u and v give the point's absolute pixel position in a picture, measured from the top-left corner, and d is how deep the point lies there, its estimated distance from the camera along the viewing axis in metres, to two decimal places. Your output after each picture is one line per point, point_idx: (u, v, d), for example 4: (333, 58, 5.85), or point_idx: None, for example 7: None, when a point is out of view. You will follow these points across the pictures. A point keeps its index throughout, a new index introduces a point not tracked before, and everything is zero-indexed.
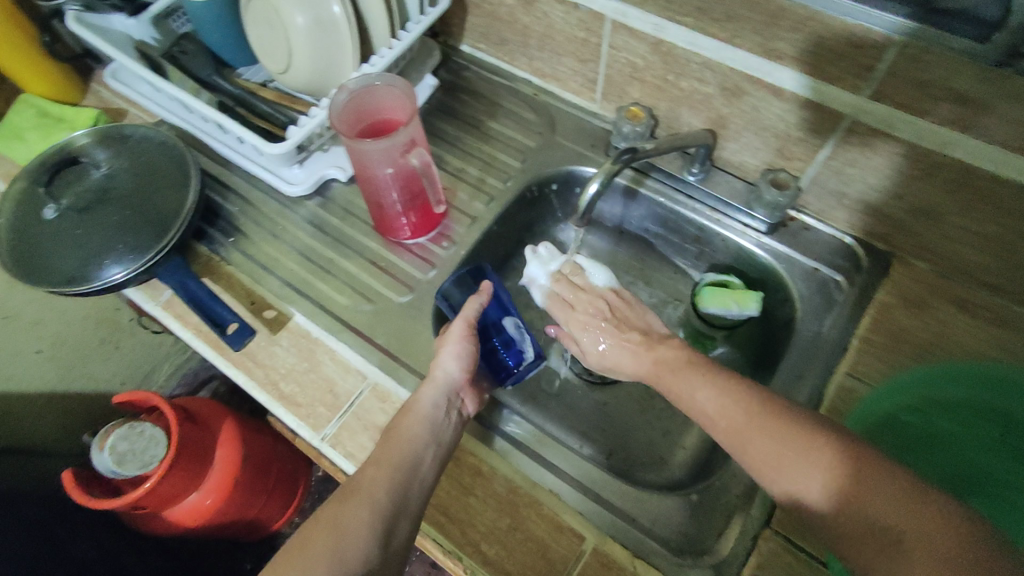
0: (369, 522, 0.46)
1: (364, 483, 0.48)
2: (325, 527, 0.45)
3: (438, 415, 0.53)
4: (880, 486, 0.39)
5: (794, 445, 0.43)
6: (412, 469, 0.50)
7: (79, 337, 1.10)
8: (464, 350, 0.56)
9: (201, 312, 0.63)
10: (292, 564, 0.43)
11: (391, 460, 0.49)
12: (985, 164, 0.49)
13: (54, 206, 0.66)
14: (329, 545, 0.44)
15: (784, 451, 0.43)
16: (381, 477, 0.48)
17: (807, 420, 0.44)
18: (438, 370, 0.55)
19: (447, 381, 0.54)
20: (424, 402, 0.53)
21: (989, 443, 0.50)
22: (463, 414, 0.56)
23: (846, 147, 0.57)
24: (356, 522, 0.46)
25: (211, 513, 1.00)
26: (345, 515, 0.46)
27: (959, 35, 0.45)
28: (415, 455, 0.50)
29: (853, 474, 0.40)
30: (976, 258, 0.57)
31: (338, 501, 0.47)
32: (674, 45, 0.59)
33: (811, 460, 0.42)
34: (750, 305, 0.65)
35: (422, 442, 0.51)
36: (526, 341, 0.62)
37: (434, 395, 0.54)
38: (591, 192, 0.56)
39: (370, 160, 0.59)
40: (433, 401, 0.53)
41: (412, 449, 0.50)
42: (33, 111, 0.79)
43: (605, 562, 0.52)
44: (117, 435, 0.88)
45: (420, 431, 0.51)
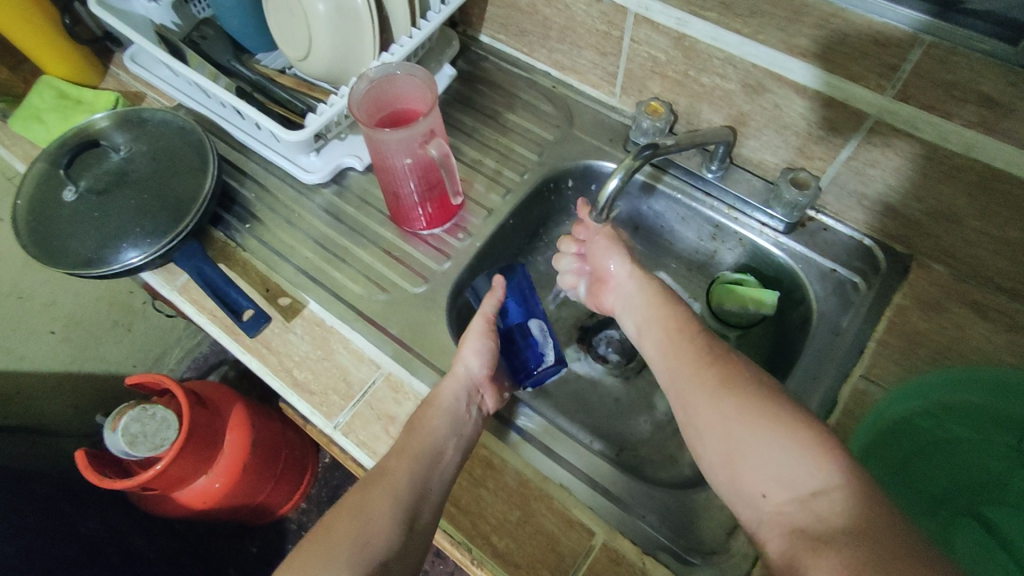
0: (390, 509, 0.46)
1: (386, 472, 0.49)
2: (349, 514, 0.46)
3: (460, 409, 0.54)
4: (779, 439, 0.40)
5: (710, 393, 0.45)
6: (433, 461, 0.50)
7: (93, 319, 1.11)
8: (483, 347, 0.57)
9: (217, 297, 0.63)
10: (319, 548, 0.43)
11: (413, 450, 0.51)
12: (1011, 168, 0.49)
13: (73, 188, 0.66)
14: (352, 530, 0.44)
15: (701, 397, 0.45)
16: (403, 466, 0.49)
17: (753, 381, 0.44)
18: (459, 365, 0.56)
19: (468, 377, 0.55)
20: (446, 397, 0.54)
21: (1002, 448, 0.52)
22: (483, 410, 0.56)
23: (868, 147, 0.56)
24: (378, 509, 0.46)
25: (219, 497, 1.00)
26: (368, 504, 0.46)
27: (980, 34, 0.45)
28: (436, 446, 0.51)
29: (767, 431, 0.41)
30: (998, 263, 0.56)
31: (360, 490, 0.48)
32: (696, 40, 0.59)
33: (721, 403, 0.44)
34: (769, 302, 0.66)
35: (442, 435, 0.52)
36: (547, 344, 0.62)
37: (456, 388, 0.54)
38: (611, 188, 0.56)
39: (389, 150, 0.59)
40: (455, 394, 0.54)
41: (433, 440, 0.51)
42: (53, 93, 0.79)
43: (615, 558, 0.52)
44: (129, 417, 0.89)
45: (440, 424, 0.52)
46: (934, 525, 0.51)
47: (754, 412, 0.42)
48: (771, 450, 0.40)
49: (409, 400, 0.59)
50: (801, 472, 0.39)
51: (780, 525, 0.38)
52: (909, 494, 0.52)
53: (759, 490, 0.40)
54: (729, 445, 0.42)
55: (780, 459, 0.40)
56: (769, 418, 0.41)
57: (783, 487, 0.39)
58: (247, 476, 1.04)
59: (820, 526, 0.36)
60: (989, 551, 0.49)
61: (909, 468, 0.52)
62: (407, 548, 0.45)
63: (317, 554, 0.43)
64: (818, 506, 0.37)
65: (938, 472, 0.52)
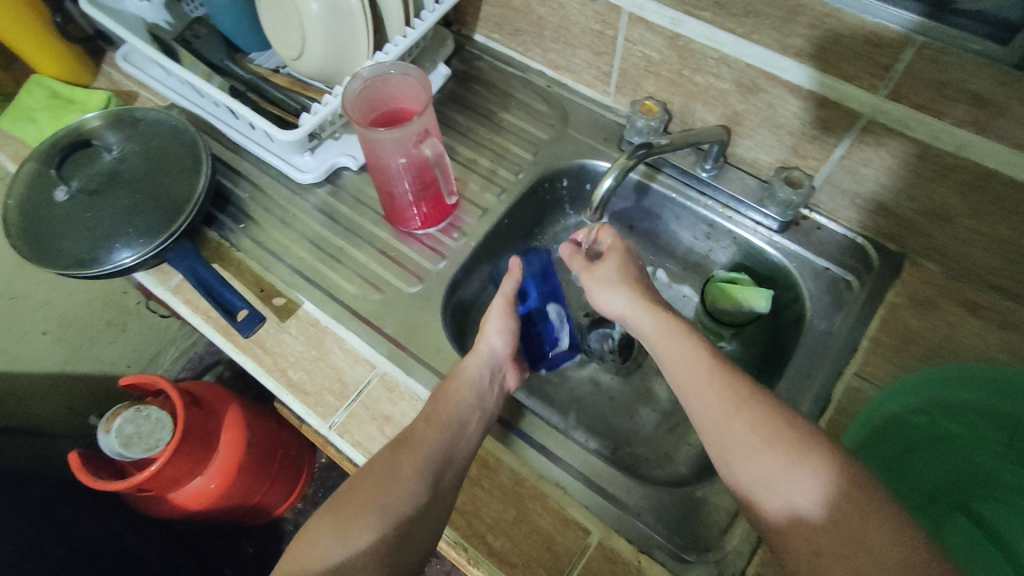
0: (417, 475, 0.49)
1: (414, 439, 0.51)
2: (378, 476, 0.49)
3: (484, 385, 0.56)
4: (808, 475, 0.41)
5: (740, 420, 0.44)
6: (458, 431, 0.52)
7: (87, 320, 1.11)
8: (506, 327, 0.59)
9: (211, 298, 0.63)
10: (350, 504, 0.47)
11: (440, 419, 0.52)
12: (1002, 167, 0.49)
13: (65, 188, 0.65)
14: (380, 492, 0.48)
15: (730, 428, 0.44)
16: (431, 433, 0.51)
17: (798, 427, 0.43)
18: (482, 344, 0.57)
19: (490, 355, 0.57)
20: (471, 371, 0.55)
21: (996, 447, 0.52)
22: (504, 388, 0.59)
23: (861, 146, 0.56)
24: (405, 474, 0.49)
25: (213, 497, 1.00)
26: (397, 467, 0.49)
27: (970, 33, 0.45)
28: (462, 418, 0.52)
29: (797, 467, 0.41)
30: (989, 261, 0.57)
31: (393, 451, 0.51)
32: (690, 40, 0.59)
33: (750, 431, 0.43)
34: (760, 302, 0.64)
35: (467, 407, 0.53)
36: (562, 330, 0.67)
37: (480, 365, 0.56)
38: (605, 187, 0.56)
39: (383, 150, 0.59)
40: (479, 370, 0.55)
41: (460, 412, 0.52)
42: (44, 92, 0.78)
43: (610, 556, 0.52)
44: (124, 417, 0.89)
45: (466, 397, 0.53)
46: (926, 518, 0.52)
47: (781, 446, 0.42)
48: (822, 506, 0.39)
49: (404, 400, 0.59)
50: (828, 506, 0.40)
51: None
52: (901, 491, 0.52)
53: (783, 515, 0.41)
54: (775, 493, 0.41)
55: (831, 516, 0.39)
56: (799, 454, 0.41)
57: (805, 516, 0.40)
58: (242, 477, 1.03)
59: None
60: (977, 544, 0.50)
61: (901, 463, 0.53)
62: (430, 509, 0.48)
63: (349, 509, 0.47)
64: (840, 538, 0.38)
65: (929, 468, 0.53)
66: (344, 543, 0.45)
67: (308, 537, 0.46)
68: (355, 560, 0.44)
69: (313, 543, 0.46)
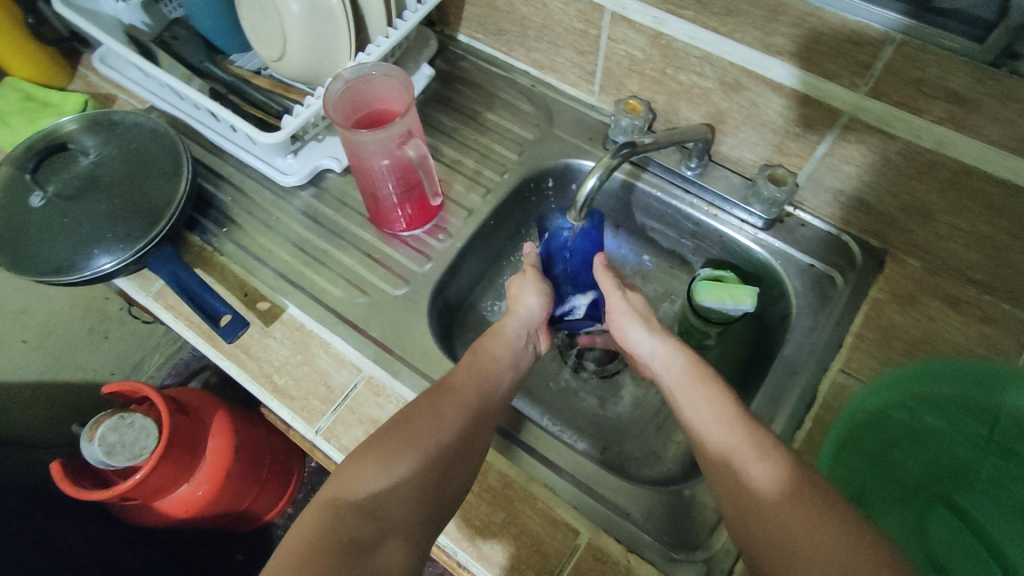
0: (459, 418, 0.49)
1: (456, 384, 0.51)
2: (421, 416, 0.48)
3: (519, 343, 0.58)
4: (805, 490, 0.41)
5: (730, 433, 0.45)
6: (495, 386, 0.53)
7: (68, 326, 1.09)
8: (542, 288, 0.62)
9: (194, 304, 0.62)
10: (393, 438, 0.46)
11: (481, 370, 0.53)
12: (981, 164, 0.50)
13: (41, 193, 0.64)
14: (424, 430, 0.47)
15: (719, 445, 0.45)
16: (471, 382, 0.52)
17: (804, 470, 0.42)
18: (520, 305, 0.61)
19: (528, 315, 0.60)
20: (509, 330, 0.58)
21: (975, 439, 0.53)
22: (535, 351, 0.62)
23: (843, 143, 0.57)
24: (448, 415, 0.49)
25: (201, 504, 0.99)
26: (440, 409, 0.49)
27: (954, 33, 0.45)
28: (499, 371, 0.54)
29: (771, 473, 0.42)
30: (970, 256, 0.57)
31: (434, 394, 0.50)
32: (673, 39, 0.59)
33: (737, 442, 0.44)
34: (746, 300, 0.62)
35: (502, 365, 0.55)
36: (580, 304, 0.66)
37: (517, 325, 0.59)
38: (589, 187, 0.56)
39: (366, 151, 0.58)
40: (517, 330, 0.59)
41: (497, 365, 0.55)
42: (18, 95, 0.77)
43: (600, 557, 0.52)
44: (106, 426, 0.88)
45: (503, 354, 0.56)
46: (909, 514, 0.53)
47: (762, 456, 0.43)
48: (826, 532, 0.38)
49: (390, 403, 0.58)
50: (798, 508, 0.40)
51: None
52: (883, 482, 0.53)
53: (753, 519, 0.41)
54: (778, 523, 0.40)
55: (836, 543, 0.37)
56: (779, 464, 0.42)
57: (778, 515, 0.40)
58: (228, 484, 1.02)
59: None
60: (962, 537, 0.51)
61: (883, 457, 0.53)
62: (469, 452, 0.48)
63: (392, 443, 0.45)
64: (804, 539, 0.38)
65: (910, 462, 0.54)
66: (387, 473, 0.43)
67: (346, 469, 0.44)
68: (400, 490, 0.43)
69: (352, 473, 0.44)
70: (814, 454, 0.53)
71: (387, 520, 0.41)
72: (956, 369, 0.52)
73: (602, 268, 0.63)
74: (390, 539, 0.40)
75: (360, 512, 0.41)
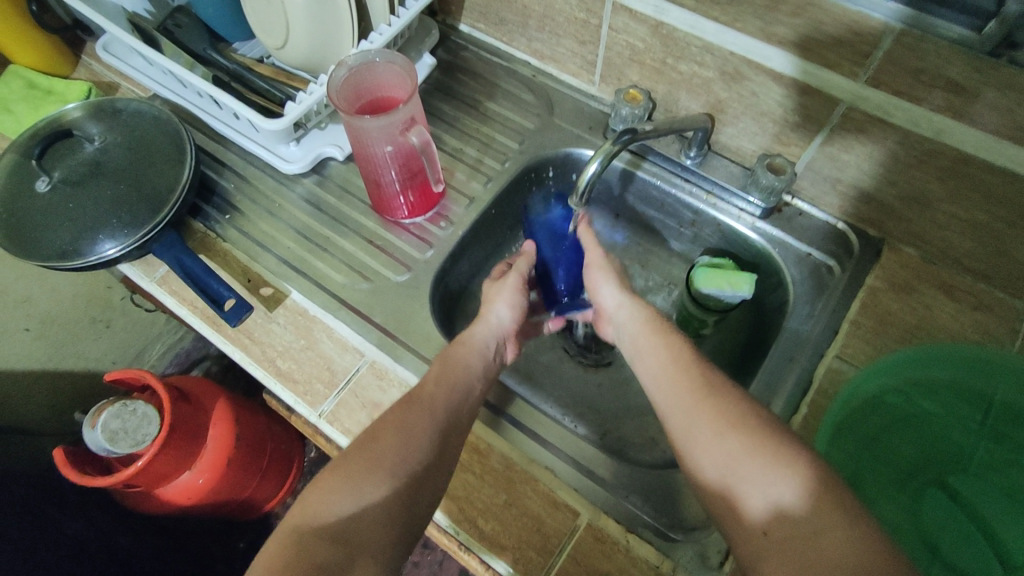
0: (430, 431, 0.48)
1: (425, 396, 0.51)
2: (389, 431, 0.48)
3: (489, 353, 0.57)
4: (783, 472, 0.40)
5: (692, 401, 0.46)
6: (465, 394, 0.53)
7: (70, 315, 1.09)
8: (516, 301, 0.61)
9: (198, 288, 0.63)
10: (359, 457, 0.46)
11: (452, 379, 0.53)
12: (979, 152, 0.50)
13: (46, 178, 0.65)
14: (391, 446, 0.46)
15: (703, 431, 0.44)
16: (440, 394, 0.51)
17: (776, 434, 0.43)
18: (493, 315, 0.59)
19: (498, 326, 0.59)
20: (478, 339, 0.57)
21: (968, 421, 0.54)
22: (502, 361, 0.60)
23: (841, 132, 0.57)
24: (416, 426, 0.48)
25: (204, 492, 1.00)
26: (408, 422, 0.49)
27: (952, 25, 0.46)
28: (469, 380, 0.53)
29: (749, 463, 0.42)
30: (965, 245, 0.58)
31: (401, 408, 0.49)
32: (674, 28, 0.60)
33: (725, 433, 0.44)
34: (744, 287, 0.63)
35: (475, 373, 0.54)
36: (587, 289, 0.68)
37: (487, 334, 0.58)
38: (590, 173, 0.54)
39: (369, 137, 0.59)
40: (487, 340, 0.57)
41: (468, 373, 0.54)
42: (22, 83, 0.77)
43: (600, 537, 0.53)
44: (109, 413, 0.90)
45: (473, 362, 0.55)
46: (904, 497, 0.54)
47: (758, 443, 0.42)
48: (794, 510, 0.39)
49: (393, 387, 0.59)
50: (794, 502, 0.39)
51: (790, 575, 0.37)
52: (878, 467, 0.54)
53: (746, 510, 0.41)
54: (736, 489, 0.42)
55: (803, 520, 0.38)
56: (770, 453, 0.41)
57: (774, 514, 0.40)
58: (230, 471, 1.03)
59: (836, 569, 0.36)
60: (956, 518, 0.52)
61: (878, 441, 0.54)
62: (438, 468, 0.48)
63: (359, 463, 0.45)
64: (795, 540, 0.38)
65: (906, 445, 0.54)
66: (354, 497, 0.43)
67: (313, 492, 0.44)
68: (366, 513, 0.43)
69: (318, 498, 0.43)
70: (809, 437, 0.54)
71: (354, 543, 0.41)
72: (950, 354, 0.52)
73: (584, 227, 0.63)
74: (358, 563, 0.40)
75: (327, 538, 0.41)
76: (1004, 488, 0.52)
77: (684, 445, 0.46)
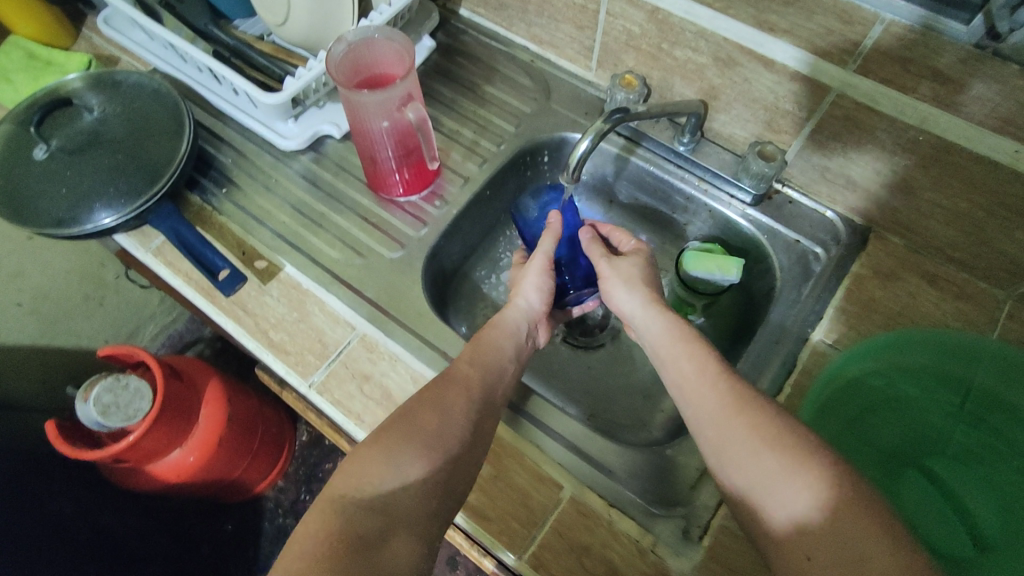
0: (463, 411, 0.49)
1: (459, 376, 0.51)
2: (425, 409, 0.48)
3: (520, 336, 0.58)
4: (812, 482, 0.41)
5: (718, 405, 0.47)
6: (499, 374, 0.53)
7: (64, 291, 1.10)
8: (543, 283, 0.61)
9: (193, 258, 0.64)
10: (399, 428, 0.47)
11: (484, 361, 0.53)
12: (964, 142, 0.51)
13: (44, 146, 0.65)
14: (431, 420, 0.48)
15: (732, 441, 0.45)
16: (475, 374, 0.52)
17: (804, 442, 0.43)
18: (521, 298, 0.60)
19: (528, 310, 0.60)
20: (509, 323, 0.58)
21: (947, 406, 0.55)
22: (532, 345, 0.61)
23: (831, 120, 0.58)
24: (451, 407, 0.49)
25: (193, 470, 1.01)
26: (443, 401, 0.49)
27: (950, 18, 0.47)
28: (500, 361, 0.54)
29: (773, 466, 0.42)
30: (949, 235, 0.59)
31: (436, 387, 0.50)
32: (669, 14, 0.60)
33: (755, 443, 0.44)
34: (732, 271, 0.64)
35: (506, 354, 0.55)
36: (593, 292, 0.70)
37: (518, 317, 0.59)
38: (582, 149, 0.54)
39: (366, 113, 0.59)
40: (517, 322, 0.58)
41: (499, 354, 0.55)
42: (22, 53, 0.77)
43: (583, 510, 0.53)
44: (102, 386, 0.89)
45: (506, 344, 0.56)
46: (884, 478, 0.54)
47: (786, 454, 0.42)
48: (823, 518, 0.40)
49: (383, 360, 0.60)
50: (825, 517, 0.40)
51: None
52: (860, 447, 0.55)
53: (774, 526, 0.42)
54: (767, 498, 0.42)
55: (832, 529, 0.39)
56: (799, 461, 0.42)
57: (798, 530, 0.41)
58: (220, 451, 1.04)
59: None
60: (930, 500, 0.53)
61: (860, 422, 0.55)
62: (472, 447, 0.49)
63: (396, 436, 0.46)
64: (819, 550, 0.39)
65: (887, 427, 0.55)
66: (394, 471, 0.44)
67: (352, 463, 0.45)
68: (406, 488, 0.44)
69: (359, 469, 0.44)
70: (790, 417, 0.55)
71: (393, 516, 0.42)
72: (936, 342, 0.53)
73: (590, 241, 0.63)
74: (397, 535, 0.41)
75: (367, 509, 0.41)
76: (983, 475, 0.53)
77: (716, 453, 0.46)
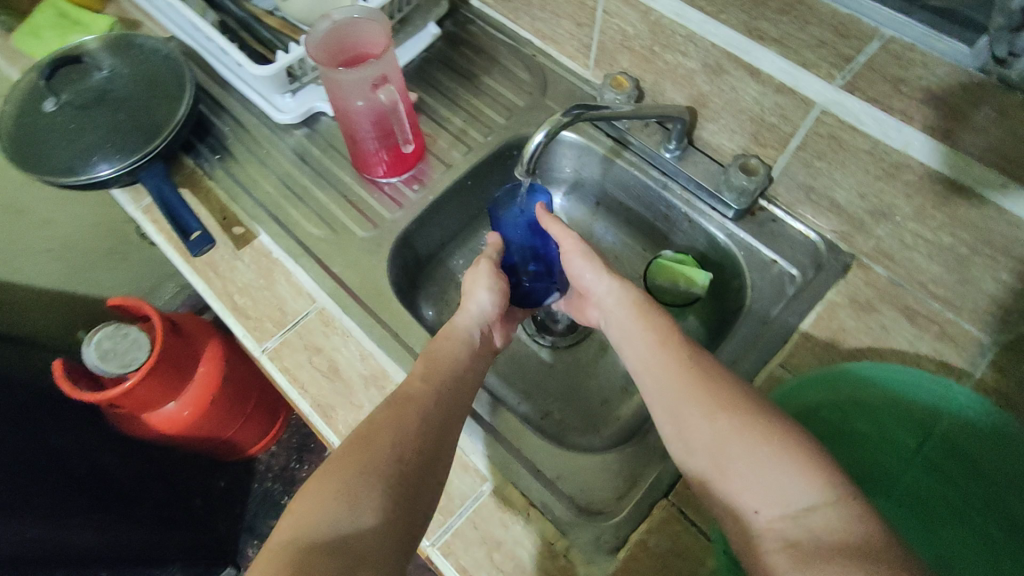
0: (420, 428, 0.48)
1: (413, 395, 0.50)
2: (382, 431, 0.47)
3: (474, 343, 0.56)
4: (762, 439, 0.41)
5: (676, 373, 0.46)
6: (456, 383, 0.53)
7: (88, 241, 1.16)
8: (494, 285, 0.59)
9: (170, 218, 0.66)
10: (355, 457, 0.44)
11: (440, 375, 0.52)
12: (949, 171, 0.48)
13: (54, 99, 0.69)
14: (387, 440, 0.46)
15: (685, 406, 0.45)
16: (430, 391, 0.50)
17: (756, 407, 0.43)
18: (472, 302, 0.58)
19: (480, 313, 0.58)
20: (460, 331, 0.56)
21: (902, 449, 0.52)
22: (492, 345, 0.59)
23: (816, 137, 0.55)
24: (410, 429, 0.47)
25: (185, 425, 1.05)
26: (398, 421, 0.47)
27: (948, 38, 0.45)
28: (458, 373, 0.54)
29: (721, 427, 0.43)
30: (935, 270, 0.55)
31: (393, 408, 0.49)
32: (662, 15, 0.59)
33: (753, 445, 0.41)
34: (699, 281, 0.67)
35: (462, 365, 0.54)
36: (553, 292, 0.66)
37: (469, 323, 0.57)
38: (537, 141, 0.53)
39: (343, 91, 0.61)
40: (469, 328, 0.57)
41: (455, 367, 0.54)
42: (53, 11, 0.81)
43: (503, 504, 0.53)
44: (104, 333, 0.94)
45: (461, 353, 0.55)
46: None
47: (756, 429, 0.42)
48: (774, 473, 0.40)
49: (336, 335, 0.62)
50: (775, 464, 0.40)
51: (773, 540, 0.39)
52: None
53: (729, 491, 0.42)
54: (719, 462, 0.42)
55: (781, 480, 0.40)
56: (805, 461, 0.40)
57: (770, 505, 0.40)
58: (215, 409, 1.08)
59: (814, 539, 0.37)
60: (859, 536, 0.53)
61: None
62: (432, 470, 0.47)
63: (351, 464, 0.44)
64: (767, 503, 0.40)
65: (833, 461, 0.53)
66: (352, 512, 0.41)
67: (303, 502, 0.42)
68: (369, 530, 0.41)
69: (316, 509, 0.41)
70: None
71: (358, 554, 0.39)
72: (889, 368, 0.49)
73: (546, 216, 0.60)
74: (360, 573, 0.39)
75: (326, 550, 0.39)
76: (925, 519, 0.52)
77: (668, 419, 0.46)
